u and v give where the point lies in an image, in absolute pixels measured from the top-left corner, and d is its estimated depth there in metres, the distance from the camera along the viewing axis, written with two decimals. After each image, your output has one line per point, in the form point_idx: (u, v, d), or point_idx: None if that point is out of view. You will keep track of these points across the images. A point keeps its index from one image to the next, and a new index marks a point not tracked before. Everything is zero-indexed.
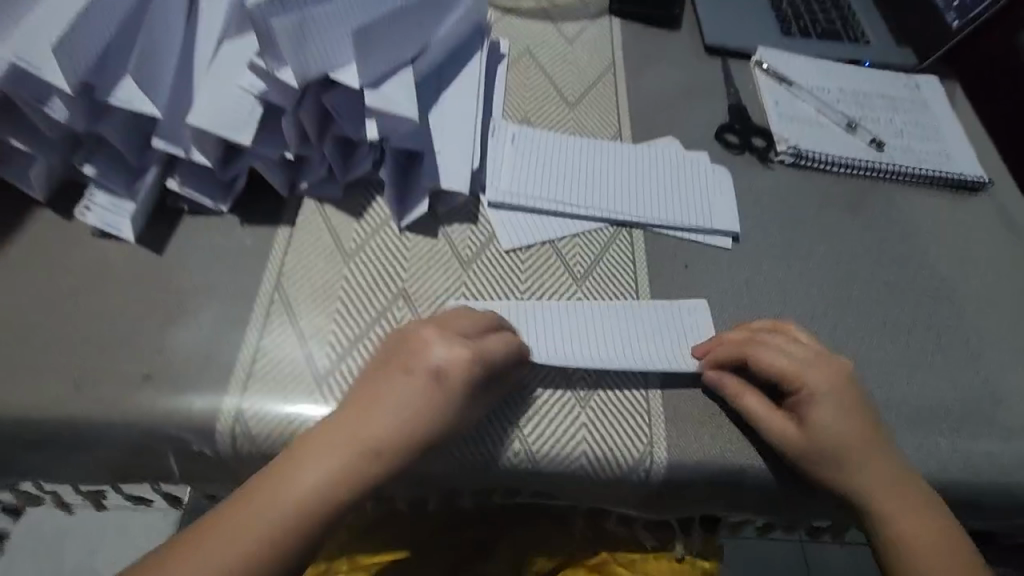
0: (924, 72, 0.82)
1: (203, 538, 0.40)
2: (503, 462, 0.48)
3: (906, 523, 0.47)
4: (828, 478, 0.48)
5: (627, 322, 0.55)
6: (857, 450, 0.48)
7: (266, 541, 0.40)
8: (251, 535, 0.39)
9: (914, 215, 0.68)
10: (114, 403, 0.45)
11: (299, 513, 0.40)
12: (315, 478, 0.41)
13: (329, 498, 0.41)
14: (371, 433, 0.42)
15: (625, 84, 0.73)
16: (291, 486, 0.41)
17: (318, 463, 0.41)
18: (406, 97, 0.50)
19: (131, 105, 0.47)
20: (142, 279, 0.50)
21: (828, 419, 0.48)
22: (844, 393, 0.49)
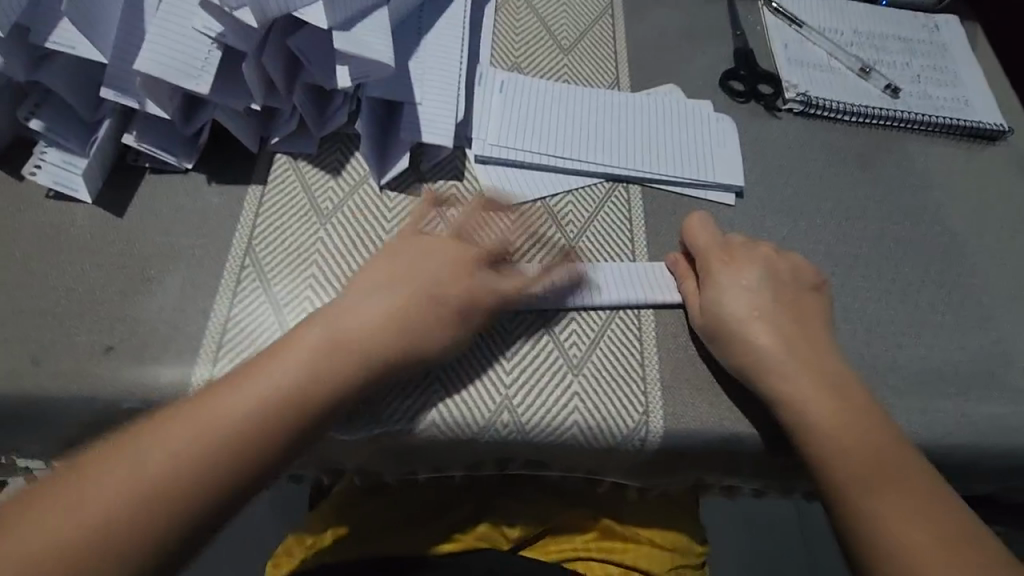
0: (943, 11, 0.76)
1: (190, 416, 0.36)
2: (491, 433, 0.46)
3: (849, 432, 0.44)
4: (753, 365, 0.46)
5: (615, 276, 0.52)
6: (769, 330, 0.47)
7: (260, 428, 0.37)
8: (243, 419, 0.37)
9: (928, 167, 0.64)
10: (74, 377, 0.42)
11: (300, 394, 0.38)
12: (307, 364, 0.39)
13: (331, 388, 0.39)
14: (375, 336, 0.42)
15: (623, 26, 0.68)
16: (284, 371, 0.39)
17: (313, 347, 0.40)
18: (381, 38, 0.45)
19: (73, 49, 0.43)
20: (101, 243, 0.47)
21: (734, 303, 0.48)
22: (759, 284, 0.49)
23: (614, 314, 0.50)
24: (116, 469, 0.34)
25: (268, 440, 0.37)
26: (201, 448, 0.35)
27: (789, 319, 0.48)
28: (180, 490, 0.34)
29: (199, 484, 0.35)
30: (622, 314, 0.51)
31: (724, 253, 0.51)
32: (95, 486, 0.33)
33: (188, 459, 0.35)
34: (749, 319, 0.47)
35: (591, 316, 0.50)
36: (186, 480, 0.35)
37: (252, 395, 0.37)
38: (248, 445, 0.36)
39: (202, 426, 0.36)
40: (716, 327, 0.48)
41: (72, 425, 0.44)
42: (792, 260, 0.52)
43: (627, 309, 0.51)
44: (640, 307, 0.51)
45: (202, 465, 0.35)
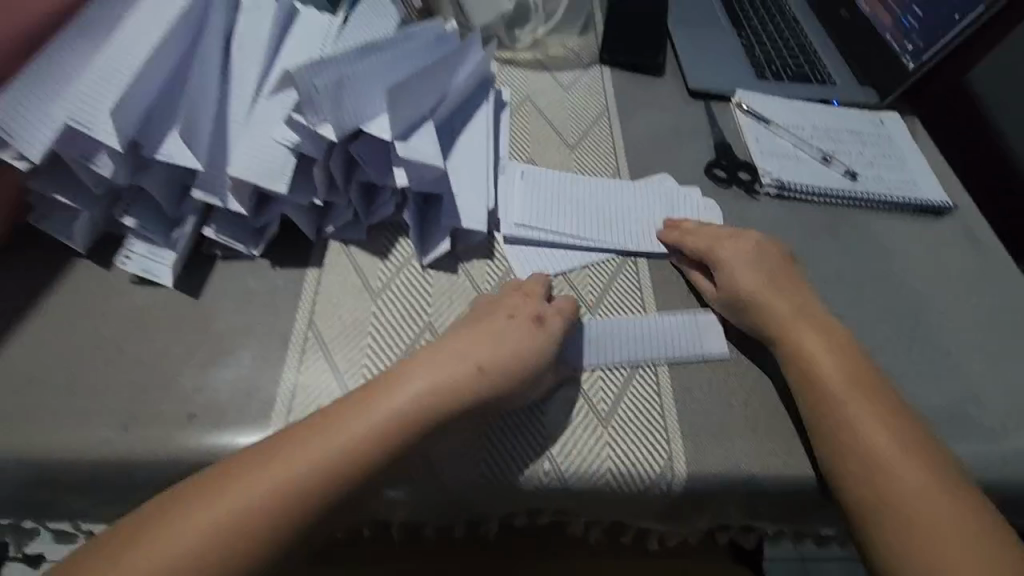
0: (886, 109, 0.89)
1: (244, 475, 0.42)
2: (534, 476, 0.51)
3: (892, 453, 0.49)
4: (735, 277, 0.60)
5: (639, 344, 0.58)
6: (819, 352, 0.54)
7: (304, 491, 0.42)
8: (289, 483, 0.42)
9: (888, 238, 0.74)
10: (161, 441, 0.47)
11: (352, 464, 0.43)
12: (361, 432, 0.44)
13: (379, 456, 0.44)
14: (423, 409, 0.46)
15: (619, 126, 0.79)
16: (338, 437, 0.44)
17: (369, 419, 0.45)
18: (430, 146, 0.55)
19: (175, 159, 0.51)
20: (181, 322, 0.53)
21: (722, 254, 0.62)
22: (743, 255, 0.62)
23: (635, 371, 0.57)
24: (186, 520, 0.40)
25: (313, 501, 0.42)
26: (254, 506, 0.41)
27: (830, 338, 0.56)
28: (239, 538, 0.40)
29: (256, 536, 0.41)
30: (641, 370, 0.57)
31: (719, 239, 0.63)
32: (172, 528, 0.40)
33: (253, 512, 0.41)
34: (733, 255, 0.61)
35: (614, 372, 0.57)
36: (241, 534, 0.40)
37: (299, 467, 0.43)
38: (311, 495, 0.42)
39: (272, 481, 0.42)
40: (732, 304, 0.60)
41: (154, 488, 0.48)
42: (756, 240, 0.63)
43: (645, 366, 0.58)
44: (656, 365, 0.58)
45: (256, 524, 0.41)
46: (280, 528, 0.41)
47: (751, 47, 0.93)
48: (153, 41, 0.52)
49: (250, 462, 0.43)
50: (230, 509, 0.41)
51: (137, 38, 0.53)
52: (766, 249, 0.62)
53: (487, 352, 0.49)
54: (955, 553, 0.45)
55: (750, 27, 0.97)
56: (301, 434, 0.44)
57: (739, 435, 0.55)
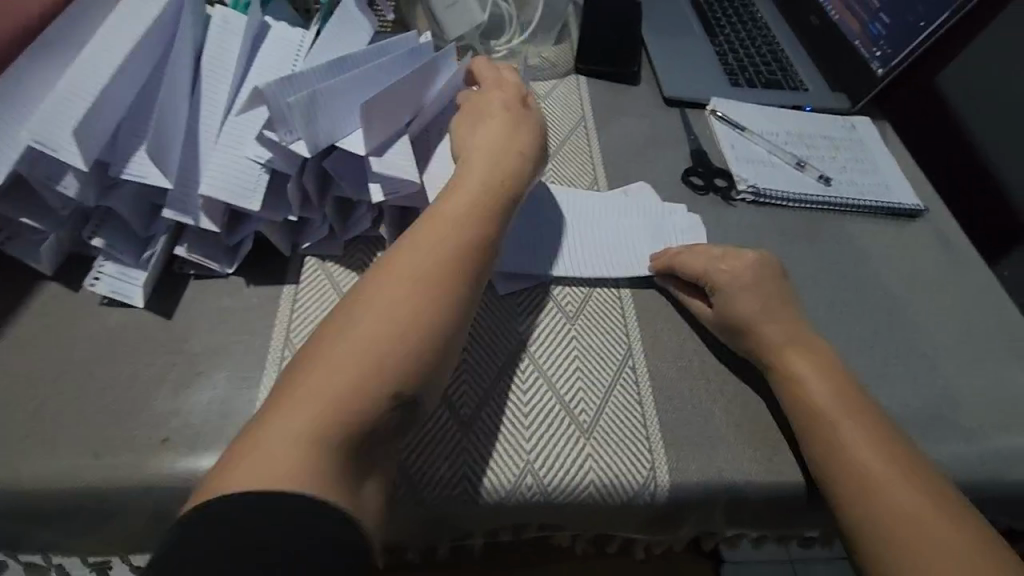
0: (857, 114, 0.91)
1: (292, 394, 0.39)
2: (524, 485, 0.50)
3: (884, 470, 0.49)
4: (732, 308, 0.59)
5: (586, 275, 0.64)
6: (812, 376, 0.55)
7: (380, 356, 0.41)
8: (334, 371, 0.40)
9: (863, 242, 0.75)
10: (135, 466, 0.46)
11: (399, 338, 0.42)
12: (378, 314, 0.43)
13: (434, 307, 0.44)
14: (454, 257, 0.47)
15: (596, 135, 0.79)
16: (366, 321, 0.43)
17: (375, 306, 0.43)
18: (407, 160, 0.55)
19: (144, 178, 0.50)
20: (152, 345, 0.52)
21: (719, 277, 0.61)
22: (750, 275, 0.61)
23: (616, 381, 0.57)
24: (279, 424, 0.38)
25: (393, 359, 0.41)
26: (336, 385, 0.39)
27: (818, 361, 0.56)
28: (341, 412, 0.39)
29: (354, 408, 0.39)
30: (622, 380, 0.57)
31: (710, 259, 0.62)
32: (244, 467, 0.36)
33: (337, 400, 0.39)
34: (730, 278, 0.60)
35: (596, 383, 0.57)
36: (348, 410, 0.39)
37: (349, 346, 0.41)
38: (388, 362, 0.41)
39: (336, 371, 0.40)
40: (730, 331, 0.60)
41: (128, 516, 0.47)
42: (753, 260, 0.62)
43: (626, 376, 0.58)
44: (637, 376, 0.58)
45: (353, 394, 0.39)
46: (351, 414, 0.39)
47: (724, 55, 0.94)
48: (120, 59, 0.51)
49: (298, 377, 0.40)
50: (300, 425, 0.37)
51: (103, 57, 0.52)
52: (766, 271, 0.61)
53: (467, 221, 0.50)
54: (952, 565, 0.45)
55: (723, 35, 0.98)
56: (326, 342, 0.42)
57: (720, 441, 0.55)
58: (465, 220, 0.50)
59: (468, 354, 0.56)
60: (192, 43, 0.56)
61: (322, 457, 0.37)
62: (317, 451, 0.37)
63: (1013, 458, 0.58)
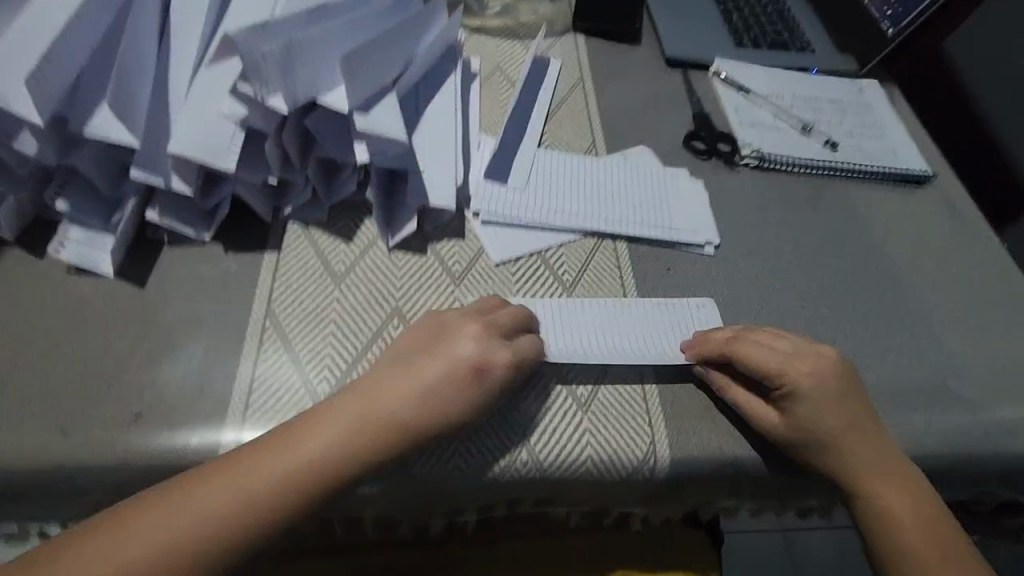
0: (865, 76, 0.87)
1: (230, 476, 0.40)
2: (510, 473, 0.48)
3: (902, 500, 0.49)
4: (807, 421, 0.49)
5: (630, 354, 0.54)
6: (841, 435, 0.49)
7: (270, 502, 0.40)
8: (279, 478, 0.41)
9: (869, 210, 0.72)
10: (107, 443, 0.43)
11: (316, 472, 0.41)
12: (319, 449, 0.42)
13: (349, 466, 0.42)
14: (403, 420, 0.43)
15: (595, 97, 0.76)
16: (303, 448, 0.42)
17: (326, 434, 0.42)
18: (394, 118, 0.52)
19: (108, 135, 0.46)
20: (125, 315, 0.49)
21: (797, 377, 0.50)
22: (832, 381, 0.51)
23: (616, 352, 0.55)
24: (157, 523, 0.39)
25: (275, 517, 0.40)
26: (219, 521, 0.39)
27: (851, 421, 0.50)
28: (199, 551, 0.39)
29: (219, 547, 0.39)
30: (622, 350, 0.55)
31: (783, 357, 0.51)
32: (138, 527, 0.38)
33: (218, 527, 0.39)
34: (807, 377, 0.50)
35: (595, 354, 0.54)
36: (217, 547, 0.39)
37: (260, 470, 0.41)
38: (281, 505, 0.41)
39: (234, 490, 0.40)
40: (802, 436, 0.50)
41: (101, 495, 0.44)
42: (825, 354, 0.52)
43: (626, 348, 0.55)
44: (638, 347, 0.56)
45: (228, 532, 0.39)
46: (259, 530, 0.40)
47: (728, 13, 0.90)
48: (77, 4, 0.47)
49: (211, 468, 0.41)
50: (221, 505, 0.40)
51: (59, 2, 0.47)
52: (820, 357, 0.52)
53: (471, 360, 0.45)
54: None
55: None
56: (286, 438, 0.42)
57: (723, 416, 0.53)
58: (438, 392, 0.44)
59: None
60: None
61: None
62: None
63: (1018, 430, 0.57)
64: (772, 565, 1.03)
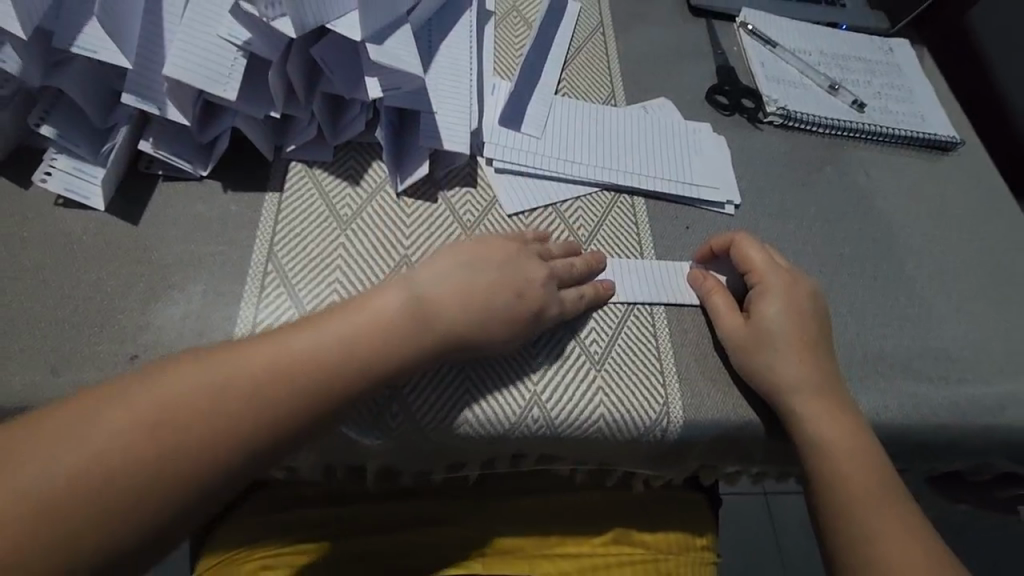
0: (895, 36, 0.83)
1: (245, 365, 0.38)
2: (523, 427, 0.47)
3: (858, 464, 0.48)
4: (771, 331, 0.51)
5: (623, 276, 0.54)
6: (797, 363, 0.50)
7: (303, 381, 0.39)
8: (314, 361, 0.39)
9: (892, 175, 0.70)
10: (99, 384, 0.41)
11: (351, 357, 0.40)
12: (357, 337, 0.41)
13: (385, 352, 0.41)
14: (438, 313, 0.44)
15: (615, 44, 0.71)
16: (343, 331, 0.41)
17: (366, 319, 0.42)
18: (409, 51, 0.48)
19: (96, 54, 0.42)
20: (117, 252, 0.46)
21: (768, 292, 0.53)
22: (806, 306, 0.53)
23: (631, 310, 0.53)
24: (184, 389, 0.36)
25: (304, 400, 0.38)
26: (251, 393, 0.37)
27: (812, 345, 0.52)
28: (223, 426, 0.36)
29: (245, 424, 0.37)
30: (638, 309, 0.53)
31: (763, 279, 0.53)
32: (168, 392, 0.36)
33: (247, 401, 0.37)
34: (781, 296, 0.53)
35: (609, 313, 0.52)
36: (243, 425, 0.36)
37: (299, 349, 0.39)
38: (312, 387, 0.39)
39: (271, 365, 0.38)
40: (763, 349, 0.51)
41: None
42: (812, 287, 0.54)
43: (641, 306, 0.54)
44: (653, 307, 0.54)
45: (255, 409, 0.37)
46: (287, 413, 0.38)
47: None
48: None
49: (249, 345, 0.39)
50: (233, 392, 0.37)
51: None
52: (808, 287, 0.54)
53: (485, 276, 0.46)
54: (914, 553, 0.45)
55: None
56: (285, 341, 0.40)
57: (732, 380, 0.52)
58: (474, 292, 0.45)
59: None
60: None
61: (138, 455, 0.34)
62: (169, 453, 0.35)
63: None
64: (757, 527, 1.05)
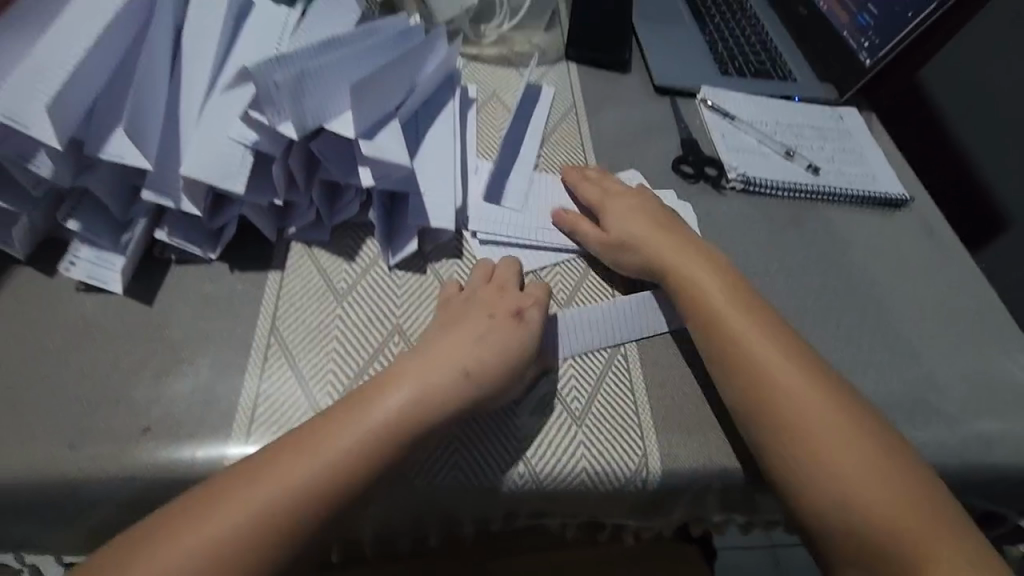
0: (844, 104, 0.91)
1: (238, 496, 0.41)
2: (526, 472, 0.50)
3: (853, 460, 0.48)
4: (620, 233, 0.61)
5: (599, 327, 0.58)
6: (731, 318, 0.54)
7: (296, 500, 0.41)
8: (303, 480, 0.42)
9: (850, 231, 0.75)
10: (114, 456, 0.44)
11: (339, 467, 0.42)
12: (343, 448, 0.43)
13: (370, 456, 0.43)
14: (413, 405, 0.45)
15: (587, 122, 0.79)
16: (328, 444, 0.43)
17: (348, 430, 0.44)
18: (398, 143, 0.54)
19: (121, 158, 0.48)
20: (132, 332, 0.50)
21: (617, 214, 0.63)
22: (635, 204, 0.63)
23: (608, 367, 0.57)
24: (190, 527, 0.40)
25: (298, 519, 0.41)
26: (250, 521, 0.40)
27: (659, 226, 0.61)
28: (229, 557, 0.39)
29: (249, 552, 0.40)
30: (615, 365, 0.57)
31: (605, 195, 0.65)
32: (177, 531, 0.39)
33: (246, 532, 0.40)
34: (624, 208, 0.63)
35: (588, 371, 0.56)
36: (246, 553, 0.40)
37: (287, 470, 0.42)
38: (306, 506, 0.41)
39: (264, 489, 0.41)
40: (614, 240, 0.61)
41: (110, 508, 0.45)
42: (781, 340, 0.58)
43: (619, 361, 0.57)
44: (630, 364, 0.57)
45: (254, 539, 0.40)
46: (287, 533, 0.41)
47: (714, 43, 0.94)
48: (94, 32, 0.49)
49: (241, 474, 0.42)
50: (232, 526, 0.40)
51: (75, 33, 0.49)
52: (730, 288, 0.56)
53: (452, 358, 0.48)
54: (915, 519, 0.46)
55: (713, 24, 0.98)
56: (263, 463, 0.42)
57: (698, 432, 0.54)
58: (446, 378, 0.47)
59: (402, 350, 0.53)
60: (171, 19, 0.54)
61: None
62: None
63: (995, 443, 0.59)
64: None
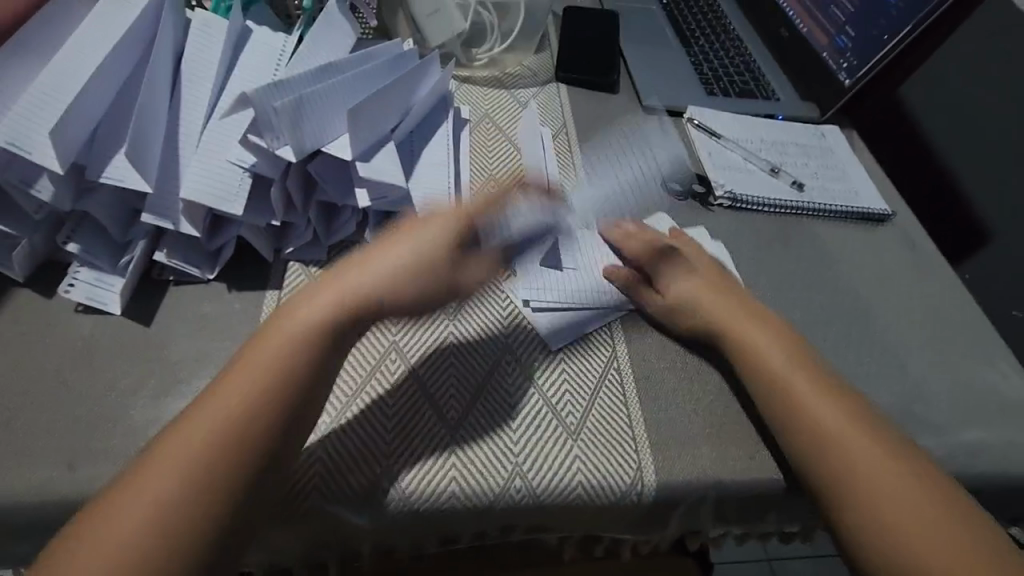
0: (826, 123, 0.94)
1: (154, 471, 0.40)
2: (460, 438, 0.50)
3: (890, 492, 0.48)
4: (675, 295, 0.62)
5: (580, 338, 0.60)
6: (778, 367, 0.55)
7: (208, 464, 0.40)
8: (207, 441, 0.41)
9: (835, 246, 0.77)
10: (112, 476, 0.44)
11: (244, 421, 0.42)
12: (240, 404, 0.42)
13: (270, 407, 0.43)
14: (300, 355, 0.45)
15: (577, 142, 0.81)
16: (230, 406, 0.42)
17: (244, 389, 0.43)
18: (392, 164, 0.56)
19: (122, 182, 0.49)
20: (131, 352, 0.51)
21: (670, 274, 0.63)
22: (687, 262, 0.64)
23: (603, 382, 0.58)
24: (114, 512, 0.38)
25: (217, 482, 0.40)
26: (168, 493, 0.39)
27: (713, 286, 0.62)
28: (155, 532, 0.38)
29: (177, 525, 0.39)
30: (609, 380, 0.58)
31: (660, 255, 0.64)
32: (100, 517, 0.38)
33: (171, 506, 0.39)
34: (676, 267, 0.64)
35: (583, 387, 0.57)
36: (174, 526, 0.38)
37: (193, 436, 0.41)
38: (220, 469, 0.40)
39: (176, 460, 0.40)
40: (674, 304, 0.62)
41: None
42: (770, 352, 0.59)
43: (613, 376, 0.58)
44: (625, 379, 0.58)
45: (178, 509, 0.39)
46: (210, 500, 0.40)
47: (699, 64, 0.97)
48: (96, 60, 0.51)
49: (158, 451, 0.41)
50: (150, 502, 0.39)
51: (76, 60, 0.51)
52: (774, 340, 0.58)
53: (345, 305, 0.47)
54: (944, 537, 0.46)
55: (698, 46, 1.01)
56: (196, 412, 0.42)
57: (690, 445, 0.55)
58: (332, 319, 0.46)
59: (398, 367, 0.55)
60: (171, 46, 0.56)
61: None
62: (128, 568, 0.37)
63: (980, 453, 0.60)
64: None
